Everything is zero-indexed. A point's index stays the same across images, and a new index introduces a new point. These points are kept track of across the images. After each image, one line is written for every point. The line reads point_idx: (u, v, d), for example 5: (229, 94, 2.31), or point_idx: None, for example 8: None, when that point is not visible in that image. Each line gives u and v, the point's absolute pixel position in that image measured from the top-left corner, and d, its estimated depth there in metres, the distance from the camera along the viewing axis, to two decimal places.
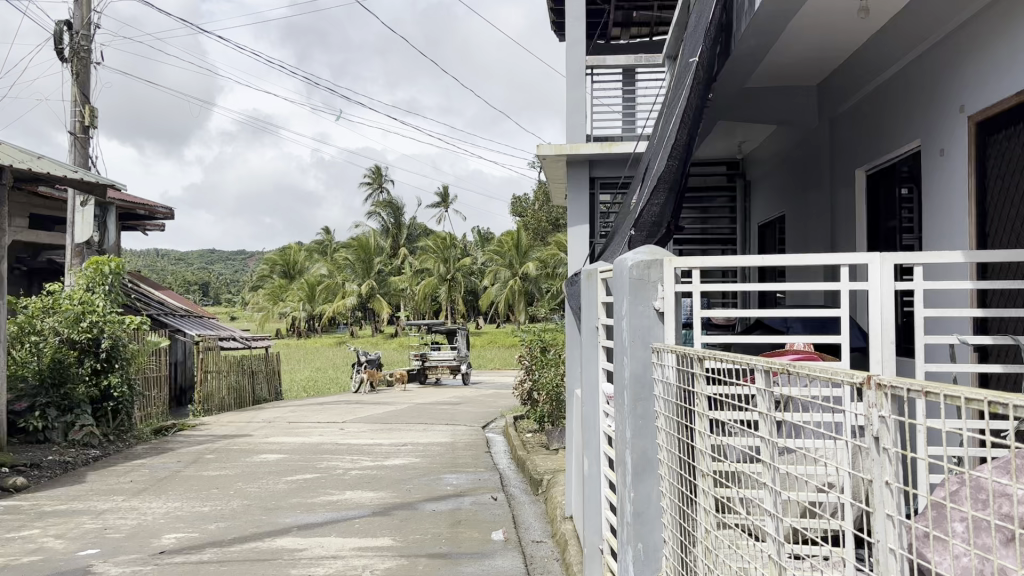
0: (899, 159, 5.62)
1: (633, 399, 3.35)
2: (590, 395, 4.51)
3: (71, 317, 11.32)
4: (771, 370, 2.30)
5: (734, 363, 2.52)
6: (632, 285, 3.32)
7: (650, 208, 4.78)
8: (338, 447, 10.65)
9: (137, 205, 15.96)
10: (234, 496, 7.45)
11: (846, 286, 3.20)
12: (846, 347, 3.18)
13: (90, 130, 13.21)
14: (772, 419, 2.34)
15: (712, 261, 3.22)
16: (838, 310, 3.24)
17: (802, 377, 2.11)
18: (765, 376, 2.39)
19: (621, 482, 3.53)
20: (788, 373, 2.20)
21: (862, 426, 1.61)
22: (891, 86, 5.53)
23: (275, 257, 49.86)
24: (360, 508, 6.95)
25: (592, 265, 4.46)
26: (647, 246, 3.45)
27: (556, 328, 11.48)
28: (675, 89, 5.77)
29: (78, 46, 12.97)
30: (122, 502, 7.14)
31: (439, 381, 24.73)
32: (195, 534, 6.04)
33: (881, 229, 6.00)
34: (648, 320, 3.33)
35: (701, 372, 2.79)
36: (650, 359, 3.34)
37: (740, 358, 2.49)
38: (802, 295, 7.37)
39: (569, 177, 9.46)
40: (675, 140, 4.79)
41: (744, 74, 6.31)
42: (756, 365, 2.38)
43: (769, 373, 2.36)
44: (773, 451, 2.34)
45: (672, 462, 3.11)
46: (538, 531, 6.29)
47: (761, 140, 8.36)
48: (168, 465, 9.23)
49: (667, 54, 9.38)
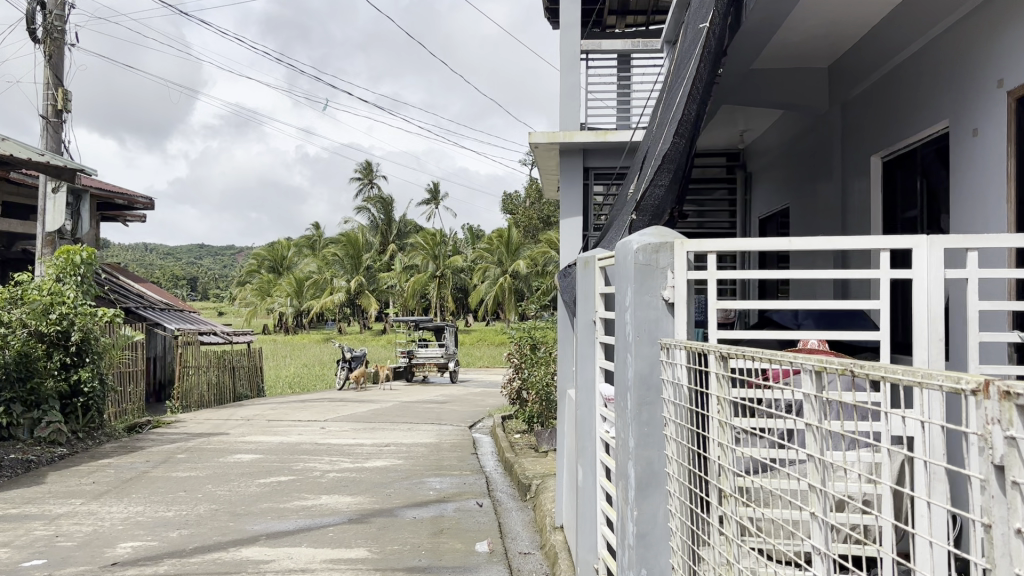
0: (920, 146, 5.23)
1: (636, 404, 2.89)
2: (585, 397, 4.06)
3: (39, 309, 10.71)
4: (823, 370, 1.85)
5: (768, 360, 2.09)
6: (638, 272, 2.87)
7: (653, 190, 4.35)
8: (318, 447, 10.19)
9: (116, 195, 15.44)
10: (202, 500, 6.97)
11: (886, 274, 2.73)
12: (884, 342, 2.73)
13: (63, 114, 12.64)
14: (822, 434, 1.91)
15: (731, 244, 2.78)
16: (877, 302, 2.78)
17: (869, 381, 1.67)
18: (813, 379, 1.96)
19: (622, 498, 3.07)
20: (850, 372, 1.76)
21: (977, 447, 1.18)
22: (910, 66, 5.15)
23: (262, 253, 49.31)
24: (336, 514, 6.48)
25: (589, 252, 4.04)
26: (655, 227, 3.00)
27: (545, 326, 11.02)
28: (679, 63, 5.33)
29: (52, 27, 12.42)
30: (80, 506, 6.65)
31: (426, 379, 24.21)
32: (154, 543, 5.57)
33: (898, 219, 5.59)
34: (656, 313, 2.88)
35: (723, 373, 2.38)
36: (657, 357, 2.90)
37: (777, 354, 2.07)
38: (809, 288, 6.96)
39: (564, 168, 9.03)
40: (683, 118, 4.34)
41: (752, 53, 5.87)
42: (803, 364, 1.94)
43: (821, 376, 1.91)
44: (821, 470, 1.92)
45: (686, 477, 2.69)
46: (526, 542, 5.86)
47: (766, 128, 7.99)
48: (137, 465, 8.73)
49: (665, 39, 8.98)
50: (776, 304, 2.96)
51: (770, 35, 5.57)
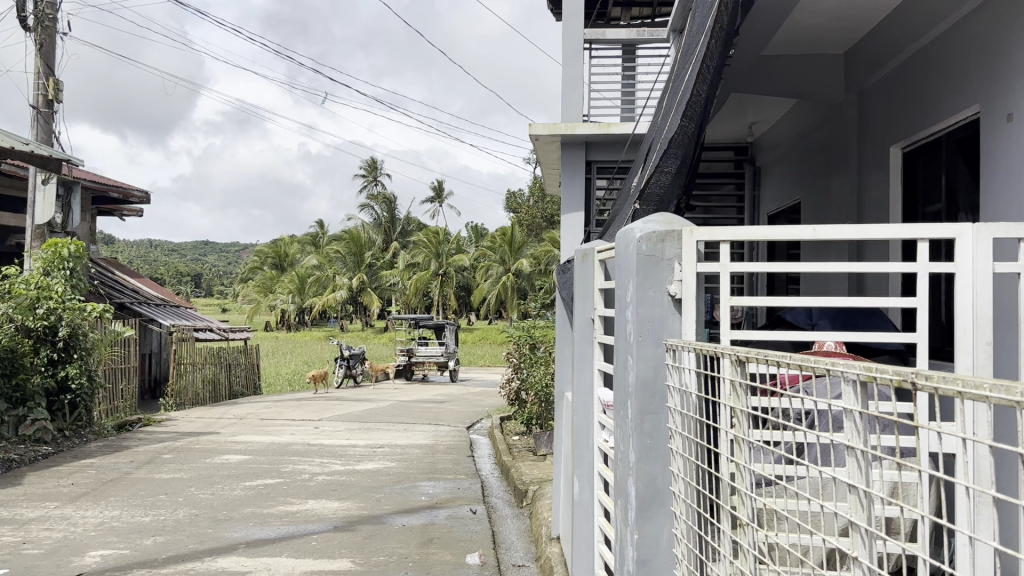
0: (945, 134, 4.89)
1: (637, 414, 2.55)
2: (583, 402, 3.73)
3: (25, 304, 10.42)
4: (870, 378, 1.48)
5: (798, 364, 1.71)
6: (639, 263, 2.54)
7: (660, 177, 4.02)
8: (310, 448, 9.85)
9: (111, 188, 15.08)
10: (182, 504, 6.66)
11: (924, 268, 2.39)
12: (923, 345, 2.41)
13: (54, 105, 12.33)
14: (866, 458, 1.51)
15: (746, 232, 2.44)
16: (916, 300, 2.43)
17: (935, 390, 1.30)
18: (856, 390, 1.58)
19: (622, 518, 2.72)
20: (907, 383, 1.38)
21: None
22: (936, 49, 4.82)
23: (265, 249, 48.99)
24: (322, 521, 6.16)
25: (587, 244, 3.70)
26: (660, 213, 2.66)
27: (546, 325, 10.68)
28: (690, 43, 4.99)
29: (43, 15, 12.06)
30: (53, 510, 6.34)
31: (425, 378, 23.90)
32: (125, 551, 5.25)
33: (918, 213, 5.23)
34: (659, 311, 2.55)
35: (742, 382, 2.05)
36: (662, 361, 2.56)
37: (804, 359, 1.73)
38: (821, 284, 6.63)
39: (565, 160, 8.69)
40: (691, 100, 4.00)
41: (765, 38, 5.53)
42: (845, 372, 1.56)
43: (866, 386, 1.53)
44: (866, 505, 1.54)
45: (693, 498, 2.36)
46: (520, 553, 5.53)
47: (778, 120, 7.66)
48: (120, 466, 8.39)
49: (672, 28, 8.63)
50: (796, 300, 2.63)
51: (785, 15, 5.25)
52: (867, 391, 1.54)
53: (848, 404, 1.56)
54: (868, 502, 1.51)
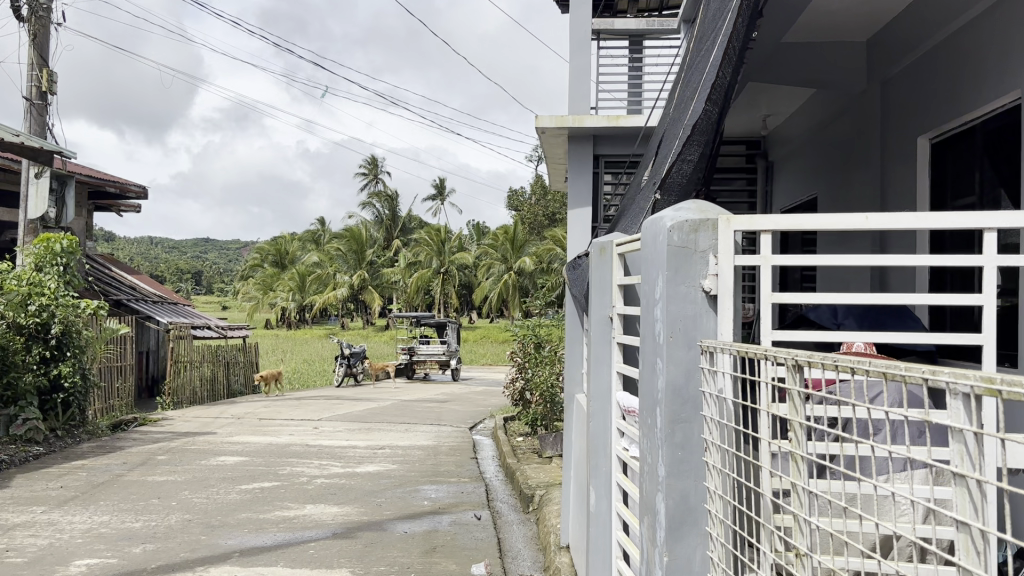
0: (979, 122, 4.62)
1: (668, 421, 2.28)
2: (599, 407, 3.46)
3: (17, 300, 10.18)
4: (991, 392, 1.10)
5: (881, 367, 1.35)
6: (670, 256, 2.28)
7: (681, 165, 3.73)
8: (309, 449, 9.59)
9: (108, 182, 14.84)
10: (175, 509, 6.40)
11: (990, 260, 2.12)
12: (990, 348, 2.14)
13: (48, 97, 12.09)
14: (979, 494, 1.13)
15: (791, 221, 2.17)
16: (981, 298, 2.15)
17: None
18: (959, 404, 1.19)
19: (649, 537, 2.46)
20: None
21: None
22: (973, 31, 4.53)
23: (266, 246, 48.77)
24: (320, 527, 5.90)
25: (604, 237, 3.42)
26: (692, 201, 2.40)
27: (551, 324, 10.43)
28: (709, 23, 4.68)
29: (36, 4, 11.80)
30: (40, 515, 6.09)
31: (427, 377, 23.69)
32: (113, 560, 5.00)
33: (948, 205, 4.97)
34: (693, 309, 2.29)
35: (799, 392, 1.72)
36: (695, 365, 2.30)
37: (891, 365, 1.37)
38: (841, 281, 6.37)
39: (572, 154, 8.41)
40: (716, 83, 3.71)
41: (788, 21, 5.22)
42: (950, 382, 1.18)
43: (977, 400, 1.15)
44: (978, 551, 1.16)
45: (732, 517, 2.10)
46: (528, 563, 5.27)
47: (794, 112, 7.36)
48: (112, 468, 8.14)
49: (683, 18, 8.35)
50: (822, 295, 2.31)
51: None
52: (981, 406, 1.14)
53: (955, 423, 1.17)
54: (985, 545, 1.12)
